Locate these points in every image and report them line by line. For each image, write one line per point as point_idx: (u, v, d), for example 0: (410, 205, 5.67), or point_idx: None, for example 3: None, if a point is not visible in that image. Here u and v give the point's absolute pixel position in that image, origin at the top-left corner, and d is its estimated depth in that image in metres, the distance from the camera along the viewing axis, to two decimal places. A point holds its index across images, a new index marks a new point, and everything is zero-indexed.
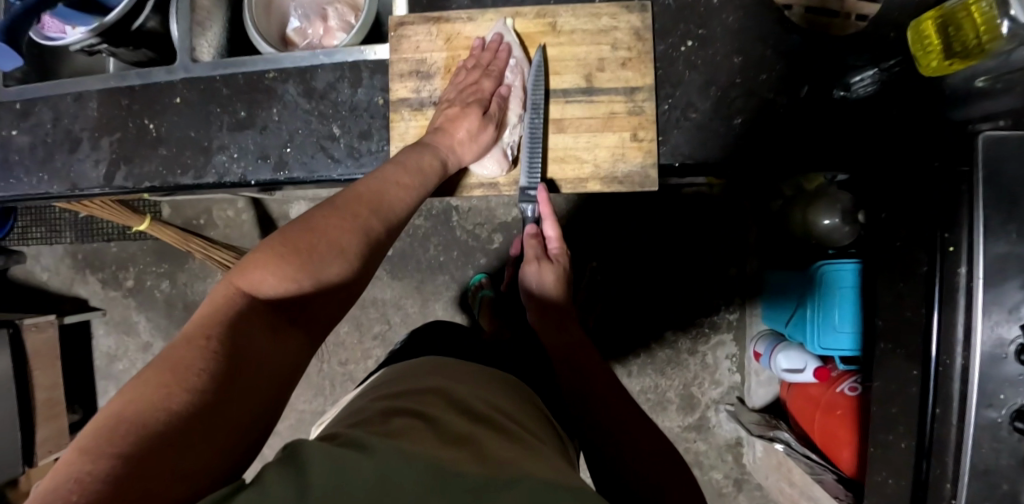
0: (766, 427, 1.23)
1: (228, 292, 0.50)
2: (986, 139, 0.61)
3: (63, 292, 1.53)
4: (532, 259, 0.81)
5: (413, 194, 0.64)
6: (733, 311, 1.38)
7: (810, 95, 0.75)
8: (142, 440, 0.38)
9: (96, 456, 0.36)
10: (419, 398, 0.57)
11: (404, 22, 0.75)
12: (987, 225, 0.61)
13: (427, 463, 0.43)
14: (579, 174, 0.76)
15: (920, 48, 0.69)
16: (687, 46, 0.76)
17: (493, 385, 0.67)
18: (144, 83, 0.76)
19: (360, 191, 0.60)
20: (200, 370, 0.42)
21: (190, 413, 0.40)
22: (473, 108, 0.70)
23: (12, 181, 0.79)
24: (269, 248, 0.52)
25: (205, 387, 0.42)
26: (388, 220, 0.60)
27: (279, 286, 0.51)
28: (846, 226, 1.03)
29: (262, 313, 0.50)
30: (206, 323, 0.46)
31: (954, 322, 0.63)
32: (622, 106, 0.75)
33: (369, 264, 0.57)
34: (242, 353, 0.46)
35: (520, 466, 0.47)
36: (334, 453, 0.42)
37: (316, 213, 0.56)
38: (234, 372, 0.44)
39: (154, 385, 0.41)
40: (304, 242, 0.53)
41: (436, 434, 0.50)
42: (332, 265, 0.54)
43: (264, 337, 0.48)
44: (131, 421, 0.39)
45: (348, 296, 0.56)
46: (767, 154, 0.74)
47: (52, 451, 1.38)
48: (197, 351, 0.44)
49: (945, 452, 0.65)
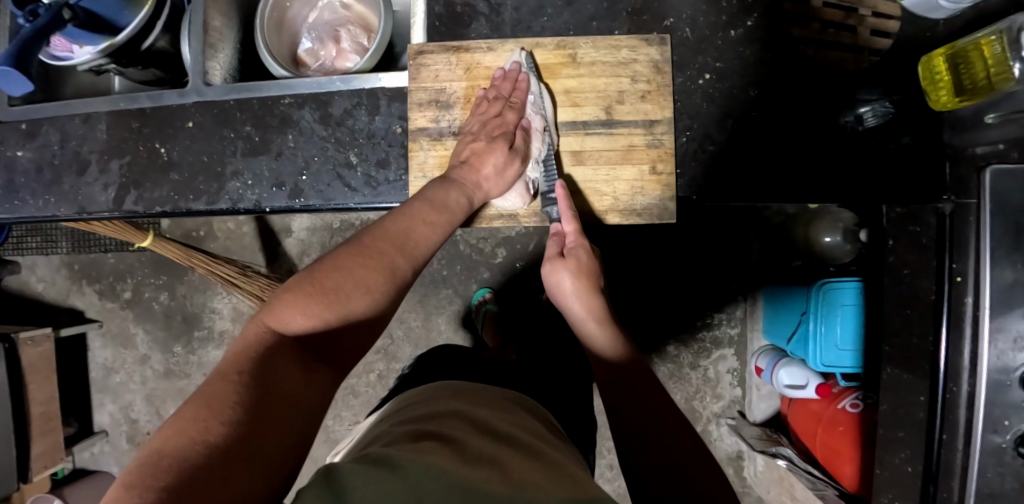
0: (767, 442, 1.25)
1: (258, 331, 0.50)
2: (992, 172, 0.61)
3: (58, 304, 1.51)
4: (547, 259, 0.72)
5: (439, 231, 0.63)
6: (734, 327, 1.39)
7: (824, 127, 0.76)
8: (182, 474, 0.38)
9: (139, 491, 0.37)
10: (444, 421, 0.57)
11: (423, 51, 0.75)
12: (995, 255, 0.61)
13: (457, 483, 0.43)
14: (598, 206, 0.76)
15: (929, 81, 0.71)
16: (704, 78, 0.77)
17: (519, 410, 0.67)
18: (155, 106, 0.75)
19: (386, 228, 0.60)
20: (234, 403, 0.43)
21: (225, 445, 0.40)
22: (498, 141, 0.71)
23: (16, 203, 0.77)
24: (296, 288, 0.53)
25: (239, 418, 0.42)
26: (414, 257, 0.60)
27: (307, 323, 0.52)
28: (847, 244, 1.08)
29: (290, 349, 0.50)
30: (238, 360, 0.47)
31: (961, 352, 0.64)
32: (642, 139, 0.75)
33: (393, 297, 0.57)
34: (273, 387, 0.46)
35: (549, 490, 0.45)
36: (368, 475, 0.43)
37: (341, 252, 0.57)
38: (267, 406, 0.44)
39: (192, 420, 0.42)
40: (330, 280, 0.53)
41: (463, 454, 0.49)
42: (357, 301, 0.54)
43: (293, 371, 0.48)
44: (170, 456, 0.39)
45: (372, 330, 0.56)
46: (779, 185, 0.75)
47: (47, 466, 1.36)
48: (230, 386, 0.44)
49: (951, 477, 0.66)
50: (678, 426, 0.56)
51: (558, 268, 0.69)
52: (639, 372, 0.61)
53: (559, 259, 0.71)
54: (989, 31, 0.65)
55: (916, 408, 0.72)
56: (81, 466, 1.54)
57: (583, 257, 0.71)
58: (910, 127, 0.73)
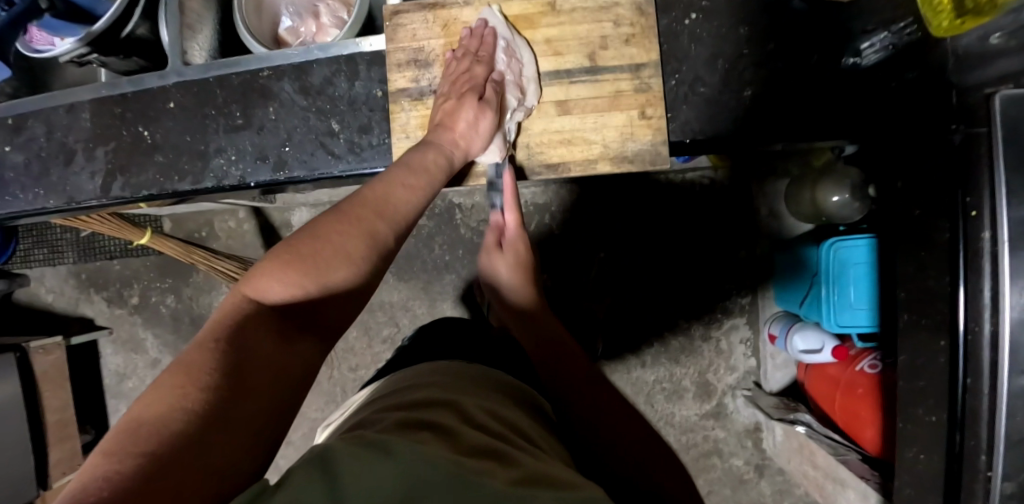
0: (786, 410, 1.22)
1: (235, 300, 0.49)
2: (1003, 97, 0.59)
3: (69, 313, 1.52)
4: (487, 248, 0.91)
5: (421, 196, 0.61)
6: (745, 295, 1.35)
7: (819, 63, 0.72)
8: (162, 441, 0.38)
9: (121, 457, 0.36)
10: (433, 408, 0.55)
11: (400, 11, 0.73)
12: (1009, 186, 0.59)
13: (452, 467, 0.42)
14: (588, 156, 0.73)
15: (929, 7, 0.63)
16: (690, 19, 0.74)
17: (511, 398, 0.66)
18: (136, 90, 0.75)
19: (366, 195, 0.57)
20: (212, 370, 0.42)
21: (206, 413, 0.40)
22: (470, 94, 0.69)
23: (7, 198, 0.77)
24: (274, 256, 0.51)
25: (218, 385, 0.41)
26: (395, 223, 0.57)
27: (285, 291, 0.50)
28: (856, 202, 1.03)
29: (268, 318, 0.48)
30: (215, 328, 0.46)
31: (981, 289, 0.61)
32: (628, 84, 0.73)
33: (377, 268, 0.55)
34: (253, 357, 0.45)
35: (545, 476, 0.45)
36: (359, 456, 0.41)
37: (320, 219, 0.54)
38: (247, 376, 0.43)
39: (167, 388, 0.41)
40: (308, 248, 0.51)
41: (455, 444, 0.47)
42: (339, 270, 0.51)
43: (270, 341, 0.47)
44: (150, 423, 0.39)
45: (356, 302, 0.54)
46: (775, 128, 0.72)
47: (66, 472, 1.36)
48: (208, 353, 0.43)
49: (979, 422, 0.63)
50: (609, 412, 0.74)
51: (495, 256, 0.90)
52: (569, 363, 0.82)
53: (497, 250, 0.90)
54: None
55: (935, 353, 0.69)
56: None
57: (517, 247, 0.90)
58: (914, 62, 0.70)
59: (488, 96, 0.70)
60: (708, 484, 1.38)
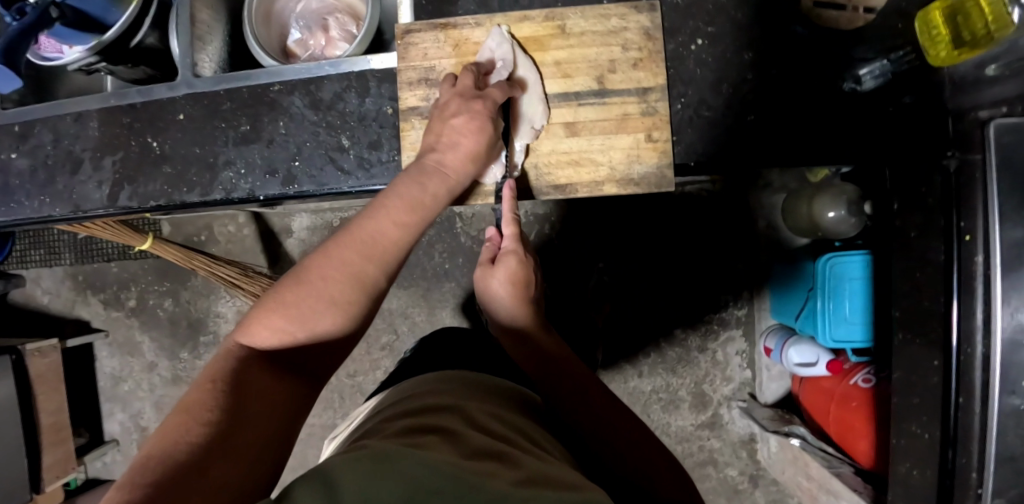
0: (780, 422, 1.24)
1: (229, 347, 0.50)
2: (997, 126, 0.60)
3: (65, 315, 1.51)
4: (482, 263, 0.74)
5: (408, 224, 0.60)
6: (741, 307, 1.37)
7: (821, 88, 0.74)
8: (168, 470, 0.38)
9: (130, 487, 0.37)
10: (437, 415, 0.55)
11: (411, 30, 0.75)
12: (1002, 211, 0.60)
13: (456, 476, 0.42)
14: (594, 177, 0.74)
15: (926, 36, 0.70)
16: (697, 44, 0.76)
17: (513, 405, 0.66)
18: (145, 100, 0.75)
19: (351, 232, 0.57)
20: (212, 406, 0.44)
21: (209, 443, 0.41)
22: (475, 108, 0.68)
23: (12, 205, 0.77)
24: (262, 305, 0.52)
25: (218, 418, 0.43)
26: (382, 257, 0.57)
27: (274, 337, 0.51)
28: (852, 218, 1.05)
29: (261, 363, 0.49)
30: (211, 373, 0.48)
31: (973, 311, 0.63)
32: (636, 107, 0.74)
33: (365, 308, 0.55)
34: (248, 396, 0.46)
35: (549, 481, 0.45)
36: (365, 465, 0.41)
37: (306, 262, 0.55)
38: (244, 410, 0.45)
39: (171, 428, 0.42)
40: (290, 294, 0.52)
41: (460, 448, 0.48)
42: (323, 314, 0.52)
43: (265, 382, 0.48)
44: (157, 456, 0.40)
45: (346, 345, 0.54)
46: (776, 150, 0.74)
47: (60, 476, 1.35)
48: (206, 393, 0.45)
49: (970, 440, 0.64)
50: (624, 423, 0.64)
51: (490, 274, 0.72)
52: (580, 377, 0.68)
53: (491, 265, 0.73)
54: None
55: (929, 372, 0.70)
56: (95, 475, 1.54)
57: (513, 265, 0.72)
58: (911, 86, 0.73)
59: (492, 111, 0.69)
60: (703, 494, 1.40)
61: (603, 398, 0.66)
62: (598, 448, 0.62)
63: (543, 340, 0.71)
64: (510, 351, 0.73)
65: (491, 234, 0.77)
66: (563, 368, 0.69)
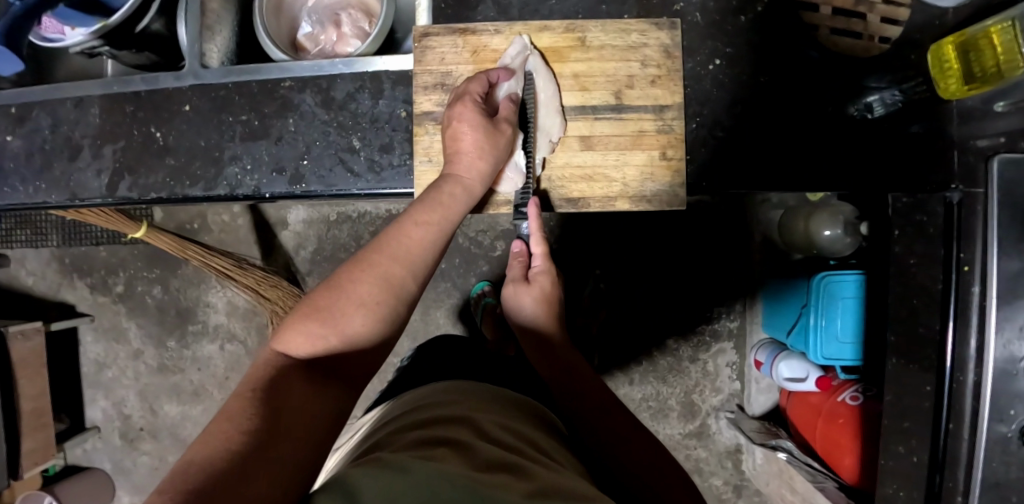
0: (767, 435, 1.25)
1: (266, 355, 0.50)
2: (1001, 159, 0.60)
3: (49, 298, 1.48)
4: (511, 282, 0.77)
5: (434, 231, 0.60)
6: (734, 319, 1.38)
7: (834, 114, 0.75)
8: (209, 478, 0.38)
9: (170, 496, 0.36)
10: (449, 427, 0.54)
11: (428, 33, 0.74)
12: (1001, 245, 0.59)
13: (466, 488, 0.41)
14: (608, 193, 0.75)
15: (937, 67, 0.70)
16: (714, 64, 0.76)
17: (525, 418, 0.65)
18: (151, 89, 0.73)
19: (382, 241, 0.57)
20: (252, 414, 0.43)
21: (248, 452, 0.40)
22: (461, 114, 0.68)
23: (6, 189, 0.75)
24: (298, 312, 0.52)
25: (258, 426, 0.42)
26: (412, 264, 0.56)
27: (310, 345, 0.50)
28: (848, 236, 1.07)
29: (297, 369, 0.48)
30: (250, 380, 0.47)
31: (966, 340, 0.62)
32: (651, 124, 0.75)
33: (397, 314, 0.54)
34: (285, 404, 0.45)
35: (568, 495, 0.44)
36: (376, 477, 0.41)
37: (339, 271, 0.54)
38: (281, 417, 0.43)
39: (211, 436, 0.41)
40: (325, 301, 0.51)
41: (471, 459, 0.47)
42: (355, 319, 0.51)
43: (303, 388, 0.47)
44: (198, 463, 0.39)
45: (377, 354, 0.53)
46: (783, 173, 0.74)
47: (38, 463, 1.33)
48: (245, 400, 0.44)
49: (956, 466, 0.62)
50: (635, 434, 0.63)
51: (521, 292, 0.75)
52: (591, 394, 0.67)
53: (523, 282, 0.76)
54: (1000, 19, 0.64)
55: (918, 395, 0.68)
56: (74, 462, 1.51)
57: (546, 287, 0.76)
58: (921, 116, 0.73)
59: (477, 109, 0.68)
60: None
61: (612, 409, 0.66)
62: (613, 462, 0.60)
63: (561, 348, 0.72)
64: (529, 356, 0.75)
65: (519, 248, 0.80)
66: (581, 384, 0.69)
